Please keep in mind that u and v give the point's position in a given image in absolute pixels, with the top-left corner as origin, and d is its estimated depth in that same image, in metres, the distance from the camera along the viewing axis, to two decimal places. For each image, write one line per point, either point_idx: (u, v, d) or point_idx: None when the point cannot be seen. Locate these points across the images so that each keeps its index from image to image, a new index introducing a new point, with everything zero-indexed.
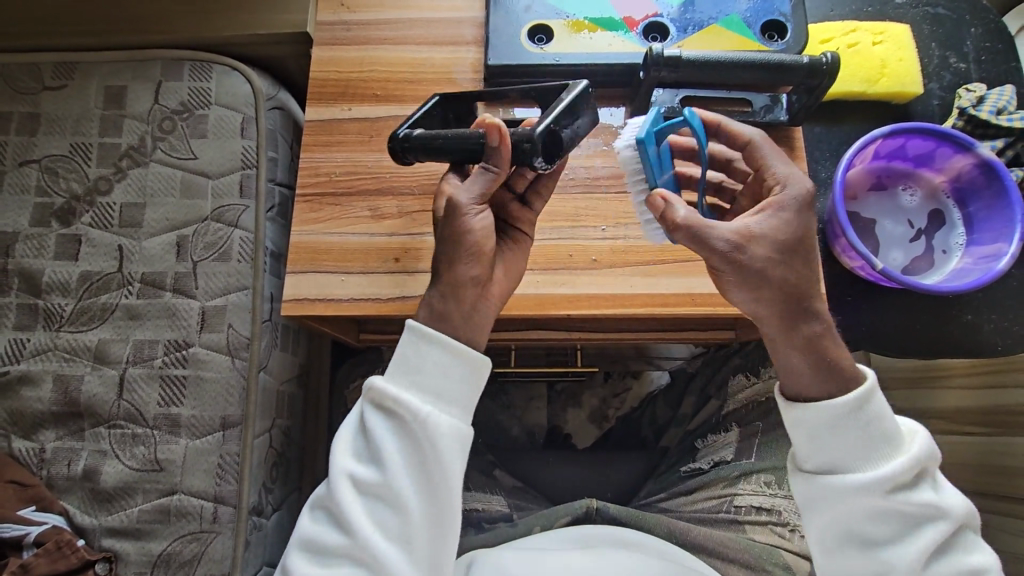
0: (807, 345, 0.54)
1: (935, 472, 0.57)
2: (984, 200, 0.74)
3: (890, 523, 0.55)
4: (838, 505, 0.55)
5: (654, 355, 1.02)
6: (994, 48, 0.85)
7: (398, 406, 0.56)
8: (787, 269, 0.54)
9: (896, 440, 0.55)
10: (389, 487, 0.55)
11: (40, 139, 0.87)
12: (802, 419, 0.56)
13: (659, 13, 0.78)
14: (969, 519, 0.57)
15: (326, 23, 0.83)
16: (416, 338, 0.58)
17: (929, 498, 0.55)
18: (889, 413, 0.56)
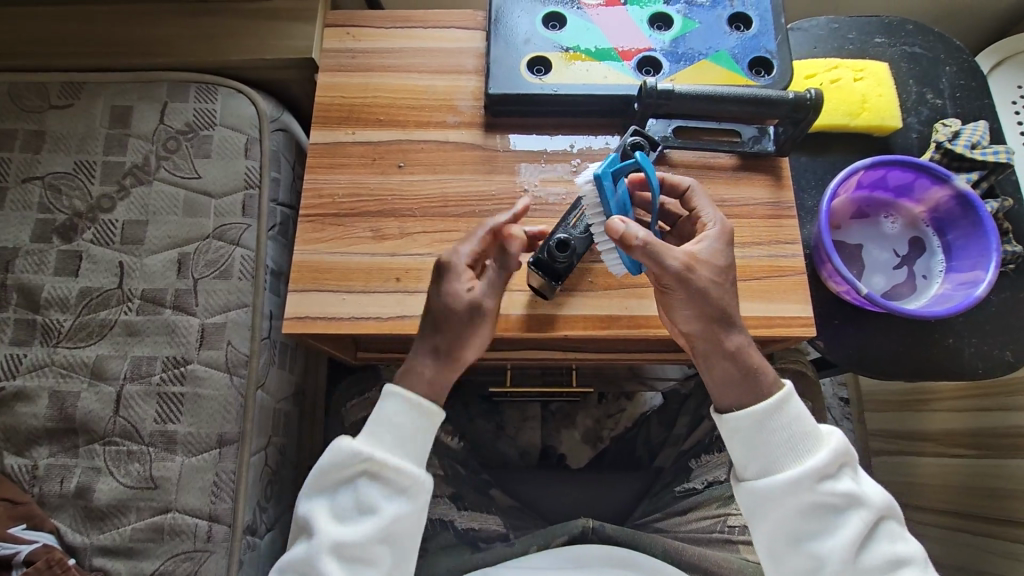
0: (739, 353, 0.60)
1: (853, 464, 0.61)
2: (961, 229, 0.77)
3: (818, 518, 0.57)
4: (767, 512, 0.58)
5: (647, 377, 1.03)
6: (969, 85, 0.89)
7: (377, 468, 0.60)
8: (714, 280, 0.60)
9: (814, 436, 0.59)
10: (366, 543, 0.58)
11: (44, 157, 0.88)
12: (731, 432, 0.60)
13: (653, 47, 0.82)
14: (890, 508, 0.60)
15: (331, 50, 0.86)
16: (398, 403, 0.61)
17: (851, 490, 0.58)
18: (808, 412, 0.60)
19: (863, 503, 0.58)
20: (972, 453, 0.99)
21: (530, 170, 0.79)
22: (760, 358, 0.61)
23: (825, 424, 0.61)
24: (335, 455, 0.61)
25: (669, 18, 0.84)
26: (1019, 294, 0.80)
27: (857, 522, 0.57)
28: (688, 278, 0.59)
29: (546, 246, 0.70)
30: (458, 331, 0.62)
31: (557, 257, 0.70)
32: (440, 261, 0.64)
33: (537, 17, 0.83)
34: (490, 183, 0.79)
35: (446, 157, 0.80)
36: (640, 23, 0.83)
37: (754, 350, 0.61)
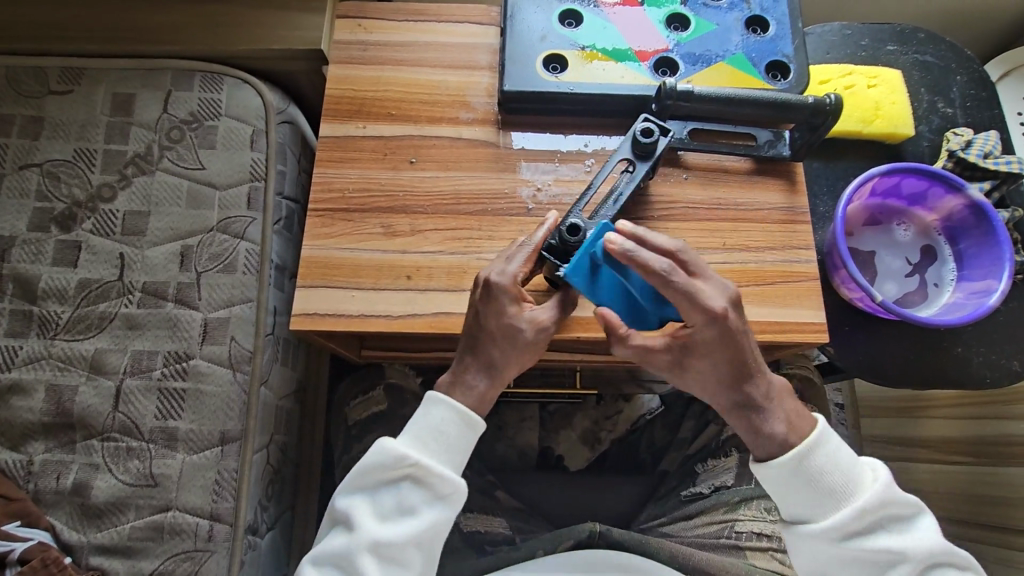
0: (751, 421, 0.61)
1: (901, 515, 0.61)
2: (974, 238, 0.77)
3: (856, 569, 0.60)
4: (804, 556, 0.62)
5: (646, 379, 0.97)
6: (979, 95, 0.90)
7: (422, 472, 0.61)
8: (720, 351, 0.59)
9: (853, 489, 0.60)
10: (404, 544, 0.60)
11: (42, 144, 0.86)
12: (771, 484, 0.62)
13: (669, 48, 0.81)
14: (947, 555, 0.61)
15: (342, 42, 0.84)
16: (448, 411, 0.63)
17: (895, 544, 0.60)
18: (847, 460, 0.61)
19: (907, 556, 0.59)
20: (969, 461, 0.99)
21: (532, 169, 0.78)
22: (781, 415, 0.61)
23: (871, 473, 0.61)
24: (383, 453, 0.62)
25: (685, 19, 0.83)
26: None
27: (898, 572, 0.60)
28: (686, 353, 0.60)
29: (559, 230, 0.67)
30: (510, 348, 0.63)
31: (570, 242, 0.66)
32: (485, 283, 0.63)
33: (553, 14, 0.82)
34: (502, 181, 0.78)
35: (459, 154, 0.79)
36: (657, 24, 0.83)
37: (776, 409, 0.61)
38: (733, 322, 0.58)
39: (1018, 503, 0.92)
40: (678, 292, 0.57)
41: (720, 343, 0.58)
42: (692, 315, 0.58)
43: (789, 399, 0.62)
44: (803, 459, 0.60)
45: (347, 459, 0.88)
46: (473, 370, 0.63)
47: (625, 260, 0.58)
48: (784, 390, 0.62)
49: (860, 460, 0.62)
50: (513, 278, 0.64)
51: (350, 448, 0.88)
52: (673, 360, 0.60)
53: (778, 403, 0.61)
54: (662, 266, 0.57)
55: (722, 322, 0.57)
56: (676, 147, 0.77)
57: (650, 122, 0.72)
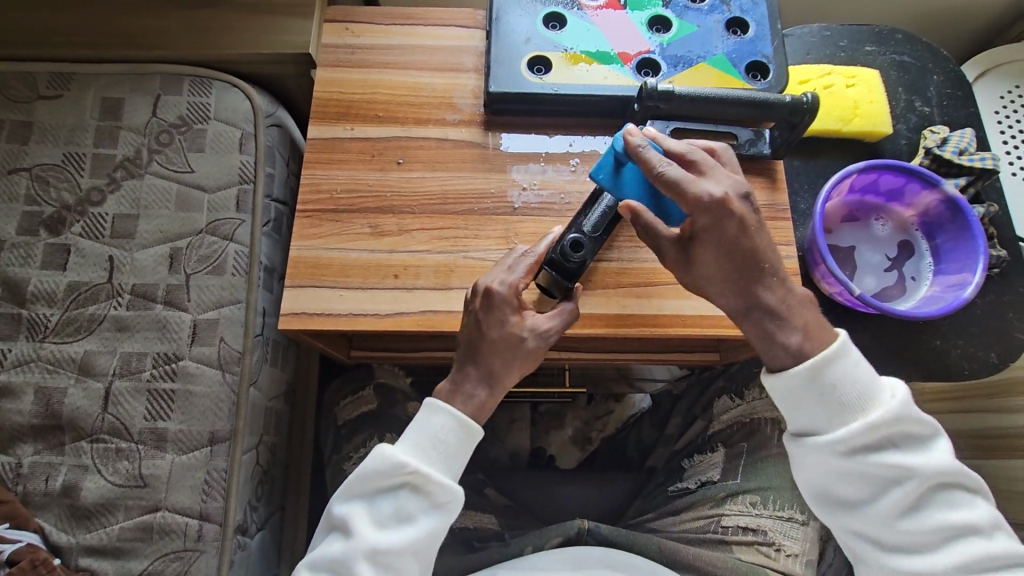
0: (763, 327, 0.60)
1: (912, 435, 0.59)
2: (950, 233, 0.79)
3: (860, 483, 0.59)
4: (809, 467, 0.61)
5: (635, 378, 1.02)
6: (956, 94, 0.92)
7: (420, 479, 0.62)
8: (725, 241, 0.58)
9: (866, 402, 0.59)
10: (400, 552, 0.61)
11: (31, 148, 0.87)
12: (785, 391, 0.60)
13: (652, 50, 0.83)
14: (955, 476, 0.59)
15: (329, 46, 0.85)
16: (445, 418, 0.63)
17: (907, 463, 0.58)
18: (866, 373, 0.59)
19: (914, 474, 0.58)
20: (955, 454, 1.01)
21: (522, 171, 0.79)
22: (791, 328, 0.59)
23: (887, 385, 0.60)
24: (383, 460, 0.62)
25: (667, 21, 0.85)
26: (1003, 298, 0.82)
27: (904, 488, 0.58)
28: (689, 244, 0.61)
29: (558, 246, 0.71)
30: (511, 357, 0.65)
31: (569, 257, 0.70)
32: (488, 291, 0.65)
33: (537, 17, 0.84)
34: (488, 181, 0.79)
35: (446, 155, 0.80)
36: (639, 26, 0.84)
37: (783, 317, 0.59)
38: (738, 211, 0.58)
39: (1001, 494, 0.94)
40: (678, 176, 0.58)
41: (721, 241, 0.58)
42: (692, 204, 0.58)
43: (812, 311, 0.61)
44: (815, 370, 0.58)
45: (338, 458, 0.88)
46: (474, 382, 0.64)
47: (633, 152, 0.61)
48: (807, 301, 0.61)
49: (877, 375, 0.60)
50: (513, 287, 0.66)
51: (340, 447, 0.89)
52: (681, 253, 0.61)
53: (797, 312, 0.60)
54: (661, 164, 0.59)
55: (722, 209, 0.57)
56: None
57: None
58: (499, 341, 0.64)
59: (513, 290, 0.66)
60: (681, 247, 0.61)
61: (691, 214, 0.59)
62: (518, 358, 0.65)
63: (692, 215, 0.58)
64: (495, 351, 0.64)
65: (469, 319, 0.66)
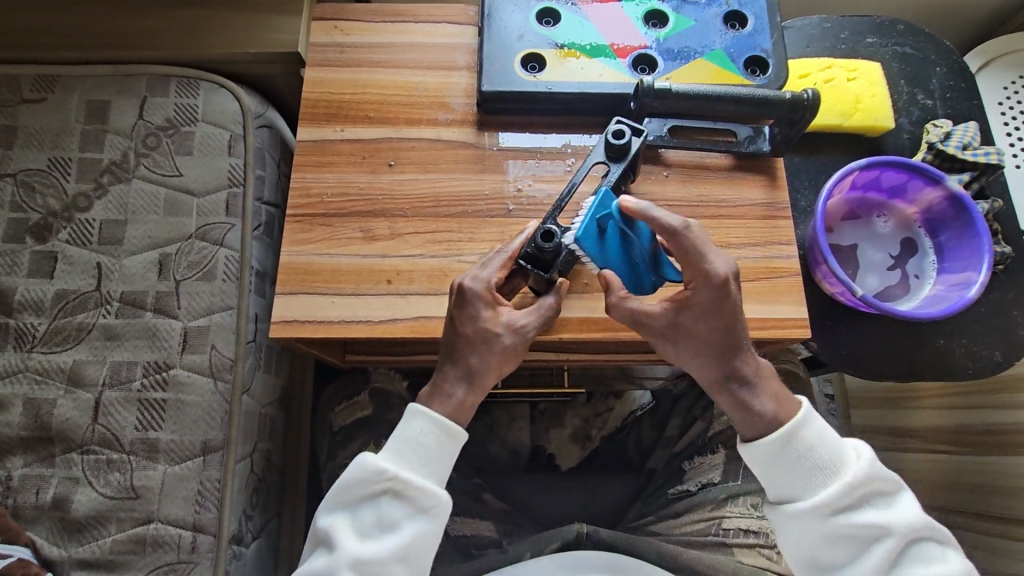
0: (739, 398, 0.62)
1: (884, 492, 0.61)
2: (954, 231, 0.77)
3: (841, 546, 0.59)
4: (790, 537, 0.61)
5: (635, 376, 0.99)
6: (959, 86, 0.90)
7: (402, 485, 0.61)
8: (722, 325, 0.60)
9: (836, 466, 0.60)
10: (385, 560, 0.59)
11: (16, 153, 0.85)
12: (761, 459, 0.62)
13: (648, 45, 0.81)
14: (928, 531, 0.60)
15: (318, 45, 0.83)
16: (426, 421, 0.62)
17: (882, 521, 0.59)
18: (829, 436, 0.62)
19: (890, 529, 0.59)
20: (957, 450, 1.00)
21: (518, 166, 0.78)
22: (764, 397, 0.62)
23: (851, 445, 0.62)
24: (364, 469, 0.61)
25: (664, 15, 0.83)
26: (1007, 295, 0.81)
27: (884, 545, 0.59)
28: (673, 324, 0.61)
29: (532, 238, 0.67)
30: (488, 352, 0.63)
31: (544, 249, 0.66)
32: (460, 288, 0.64)
33: (530, 12, 0.82)
34: (482, 182, 0.77)
35: (438, 156, 0.78)
36: (635, 21, 0.82)
37: (757, 391, 0.62)
38: (732, 289, 0.60)
39: (1004, 491, 0.93)
40: (684, 247, 0.59)
41: (716, 322, 0.60)
42: (693, 273, 0.60)
43: (776, 379, 0.63)
44: (789, 435, 0.61)
45: (334, 464, 0.87)
46: (452, 382, 0.63)
47: (639, 217, 0.61)
48: (768, 372, 0.64)
49: (843, 437, 0.63)
50: (486, 283, 0.65)
51: (336, 453, 0.88)
52: (668, 323, 0.61)
53: (765, 383, 0.62)
54: (677, 223, 0.59)
55: (721, 288, 0.59)
56: (658, 145, 0.77)
57: (624, 124, 0.71)
58: (474, 336, 0.63)
59: (486, 287, 0.64)
60: (661, 324, 0.62)
61: (691, 285, 0.60)
62: (495, 355, 0.63)
63: (690, 287, 0.60)
64: (472, 347, 0.63)
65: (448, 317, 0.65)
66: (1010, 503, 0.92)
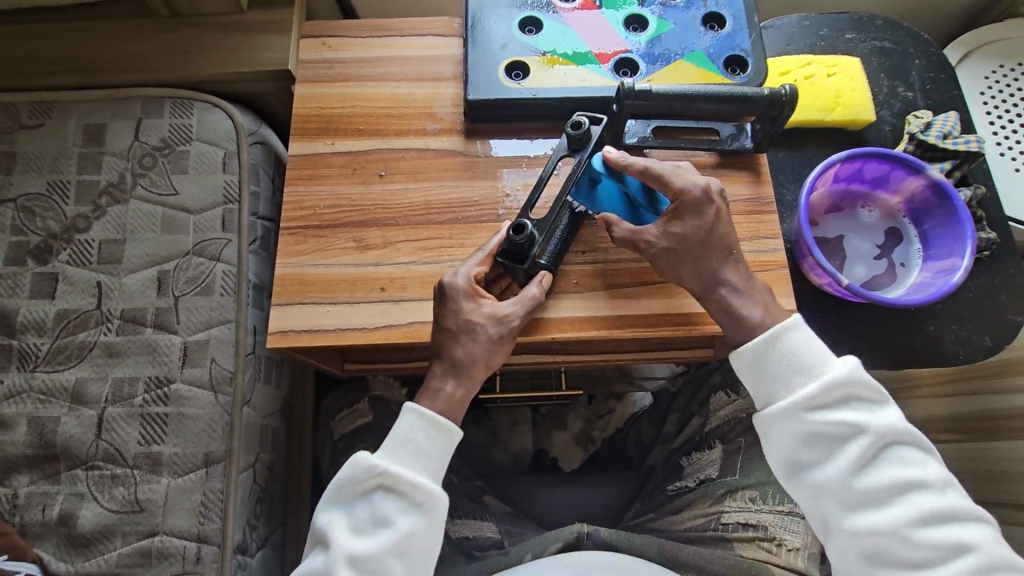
0: (708, 364, 0.65)
1: (864, 397, 0.63)
2: (937, 218, 0.78)
3: (820, 445, 0.62)
4: (773, 434, 0.64)
5: (635, 377, 1.05)
6: (938, 78, 0.91)
7: (394, 480, 0.62)
8: (716, 232, 0.67)
9: (816, 366, 0.63)
10: (381, 556, 0.60)
11: (15, 178, 0.87)
12: (745, 355, 0.65)
13: (629, 49, 0.82)
14: (906, 435, 0.62)
15: (307, 62, 0.85)
16: (415, 418, 0.64)
17: (860, 420, 0.61)
18: (813, 342, 0.65)
19: (866, 429, 0.61)
20: (956, 438, 1.00)
21: (513, 174, 0.79)
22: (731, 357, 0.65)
23: (835, 354, 0.65)
24: (356, 466, 0.63)
25: (644, 20, 0.84)
26: (994, 281, 0.82)
27: (859, 441, 0.61)
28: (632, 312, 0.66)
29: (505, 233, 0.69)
30: (471, 344, 0.65)
31: (517, 241, 0.68)
32: (442, 286, 0.67)
33: (513, 22, 0.83)
34: (471, 189, 0.79)
35: (428, 165, 0.80)
36: (616, 26, 0.84)
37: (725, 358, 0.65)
38: (717, 200, 0.68)
39: (1003, 477, 0.93)
40: (670, 175, 0.67)
41: (705, 228, 0.67)
42: (680, 194, 0.67)
43: (760, 330, 0.66)
44: (774, 335, 0.64)
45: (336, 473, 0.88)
46: (438, 375, 0.65)
47: (621, 164, 0.69)
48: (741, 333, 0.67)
49: (824, 347, 0.65)
50: (468, 278, 0.67)
51: (337, 461, 0.89)
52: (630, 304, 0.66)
53: (738, 345, 0.66)
54: (647, 164, 0.68)
55: (710, 202, 0.67)
56: (642, 146, 0.78)
57: (581, 116, 0.73)
58: (456, 326, 0.66)
59: (466, 281, 0.67)
60: (660, 241, 0.68)
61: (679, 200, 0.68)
62: (476, 346, 0.65)
63: (680, 202, 0.67)
64: (453, 337, 0.65)
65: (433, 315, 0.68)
66: (1011, 488, 0.92)
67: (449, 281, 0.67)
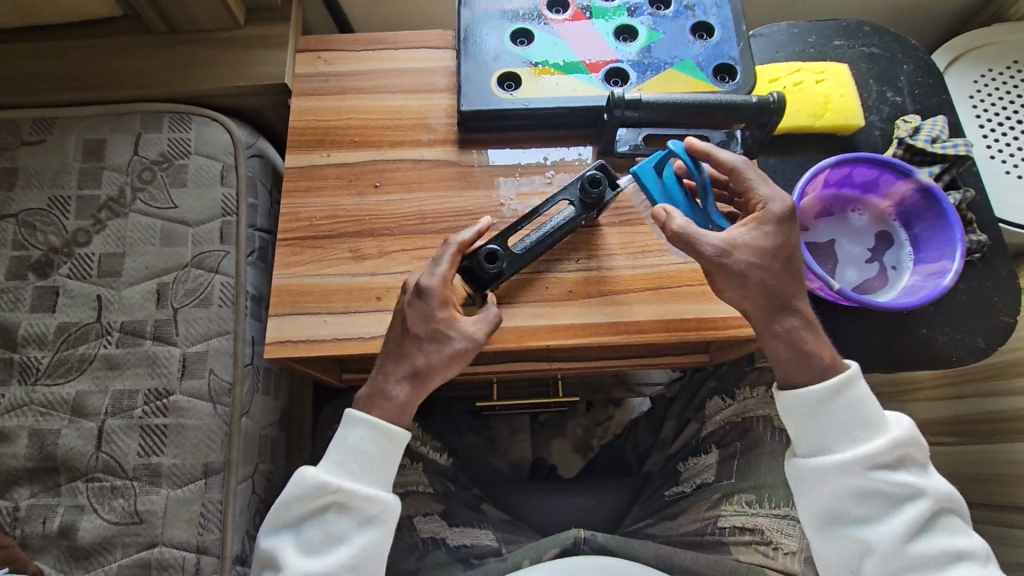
0: (788, 336, 0.64)
1: (920, 459, 0.63)
2: (927, 222, 0.79)
3: (874, 503, 0.61)
4: (824, 484, 0.62)
5: (633, 383, 1.08)
6: (926, 83, 0.92)
7: (343, 495, 0.62)
8: (770, 252, 0.65)
9: (878, 425, 0.63)
10: (338, 572, 0.61)
11: (17, 194, 0.88)
12: (802, 408, 0.64)
13: (619, 58, 0.84)
14: (951, 504, 0.63)
15: (303, 75, 0.87)
16: (360, 430, 0.64)
17: (915, 484, 0.61)
18: (872, 400, 0.64)
19: (923, 493, 0.61)
20: (954, 441, 1.00)
21: (509, 184, 0.80)
22: (819, 342, 0.65)
23: (892, 415, 0.65)
24: (299, 483, 0.63)
25: (634, 30, 0.86)
26: (986, 283, 0.82)
27: (912, 506, 0.61)
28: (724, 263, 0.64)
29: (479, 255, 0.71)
30: (435, 352, 0.65)
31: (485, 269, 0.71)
32: (416, 283, 0.67)
33: (505, 34, 0.85)
34: (465, 199, 0.80)
35: (422, 175, 0.81)
36: (606, 36, 0.85)
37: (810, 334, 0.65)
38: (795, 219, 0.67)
39: (1000, 479, 0.93)
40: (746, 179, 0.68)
41: (782, 254, 0.65)
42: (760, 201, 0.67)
43: (825, 335, 0.66)
44: (841, 387, 0.63)
45: None
46: (393, 378, 0.66)
47: (704, 153, 0.70)
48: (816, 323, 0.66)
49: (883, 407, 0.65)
50: (440, 280, 0.68)
51: None
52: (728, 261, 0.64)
53: (816, 334, 0.65)
54: (737, 161, 0.69)
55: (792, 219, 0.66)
56: (634, 154, 0.81)
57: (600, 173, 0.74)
58: (425, 332, 0.66)
59: (438, 282, 0.67)
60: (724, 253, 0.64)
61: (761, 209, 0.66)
62: (436, 352, 0.65)
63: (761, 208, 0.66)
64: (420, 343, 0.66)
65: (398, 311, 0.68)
66: (1007, 490, 0.92)
67: (421, 279, 0.68)
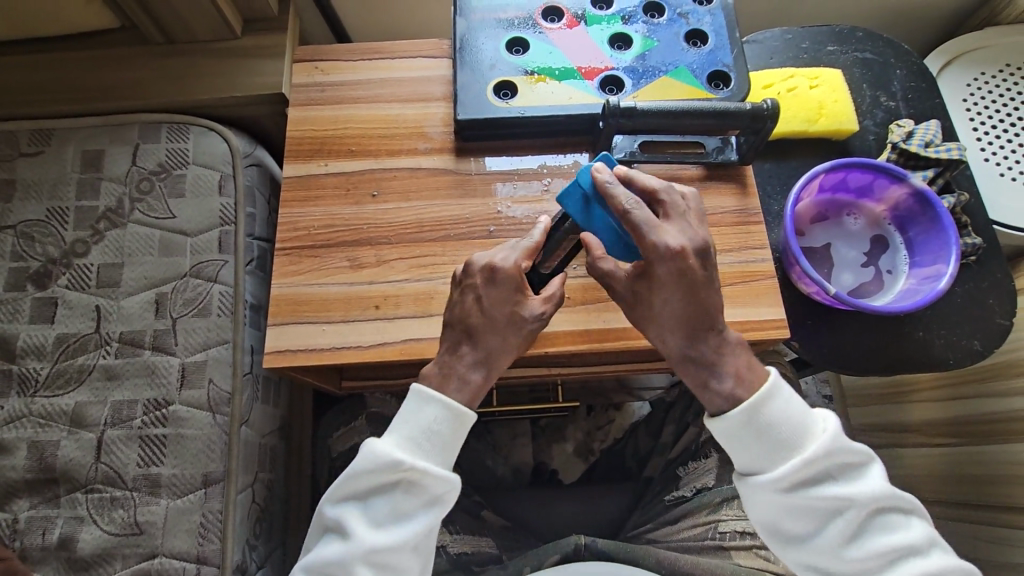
0: (699, 377, 0.61)
1: (850, 463, 0.60)
2: (922, 226, 0.79)
3: (807, 517, 0.59)
4: (755, 503, 0.61)
5: (634, 388, 1.02)
6: (919, 87, 0.93)
7: (414, 473, 0.60)
8: (675, 295, 0.59)
9: (801, 441, 0.59)
10: (401, 550, 0.60)
11: (15, 205, 0.88)
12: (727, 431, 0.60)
13: (614, 66, 0.84)
14: (893, 501, 0.60)
15: (299, 85, 0.87)
16: (439, 410, 0.62)
17: (847, 493, 0.58)
18: (797, 408, 0.60)
19: (853, 502, 0.58)
20: (954, 442, 1.01)
21: (508, 187, 0.81)
22: (728, 377, 0.60)
23: (820, 418, 0.61)
24: (372, 456, 0.60)
25: (628, 38, 0.86)
26: (981, 285, 0.83)
27: (845, 517, 0.58)
28: (629, 298, 0.62)
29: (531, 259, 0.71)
30: (508, 335, 0.63)
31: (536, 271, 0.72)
32: (488, 265, 0.63)
33: (500, 42, 0.85)
34: (463, 207, 0.80)
35: (420, 184, 0.81)
36: (601, 44, 0.86)
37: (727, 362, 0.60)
38: (692, 264, 0.58)
39: (998, 480, 0.94)
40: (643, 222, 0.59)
41: (682, 295, 0.58)
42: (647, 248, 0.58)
43: (741, 355, 0.61)
44: (754, 409, 0.59)
45: None
46: (466, 361, 0.63)
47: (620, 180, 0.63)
48: (738, 346, 0.61)
49: (810, 409, 0.61)
50: (516, 263, 0.63)
51: None
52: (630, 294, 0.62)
53: (730, 359, 0.60)
54: (627, 202, 0.59)
55: (680, 261, 0.57)
56: (629, 161, 0.80)
57: None
58: (500, 316, 0.63)
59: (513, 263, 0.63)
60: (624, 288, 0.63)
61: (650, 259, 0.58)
62: (510, 334, 0.63)
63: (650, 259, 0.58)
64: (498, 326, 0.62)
65: (466, 290, 0.63)
66: (1005, 492, 0.93)
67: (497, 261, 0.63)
